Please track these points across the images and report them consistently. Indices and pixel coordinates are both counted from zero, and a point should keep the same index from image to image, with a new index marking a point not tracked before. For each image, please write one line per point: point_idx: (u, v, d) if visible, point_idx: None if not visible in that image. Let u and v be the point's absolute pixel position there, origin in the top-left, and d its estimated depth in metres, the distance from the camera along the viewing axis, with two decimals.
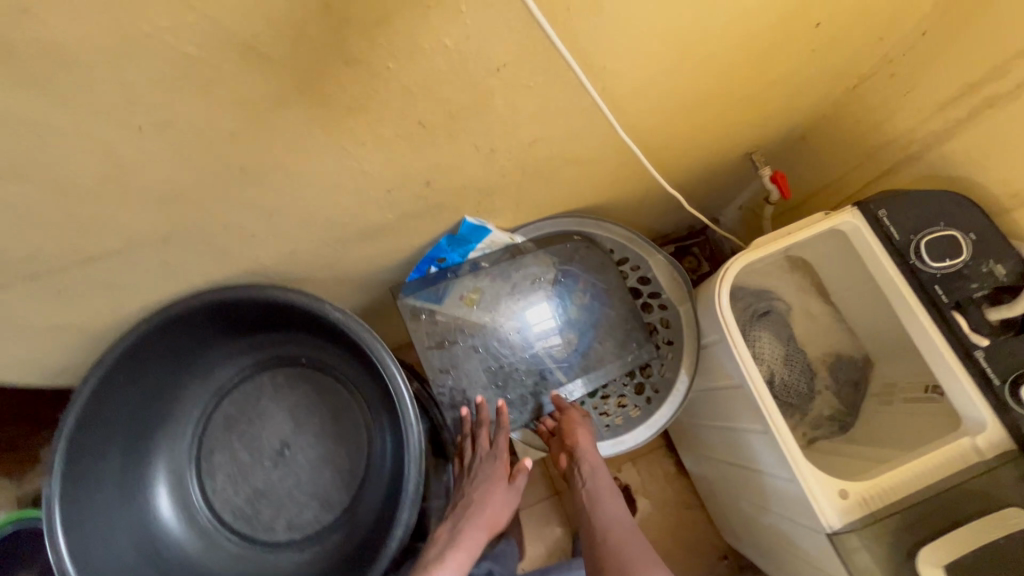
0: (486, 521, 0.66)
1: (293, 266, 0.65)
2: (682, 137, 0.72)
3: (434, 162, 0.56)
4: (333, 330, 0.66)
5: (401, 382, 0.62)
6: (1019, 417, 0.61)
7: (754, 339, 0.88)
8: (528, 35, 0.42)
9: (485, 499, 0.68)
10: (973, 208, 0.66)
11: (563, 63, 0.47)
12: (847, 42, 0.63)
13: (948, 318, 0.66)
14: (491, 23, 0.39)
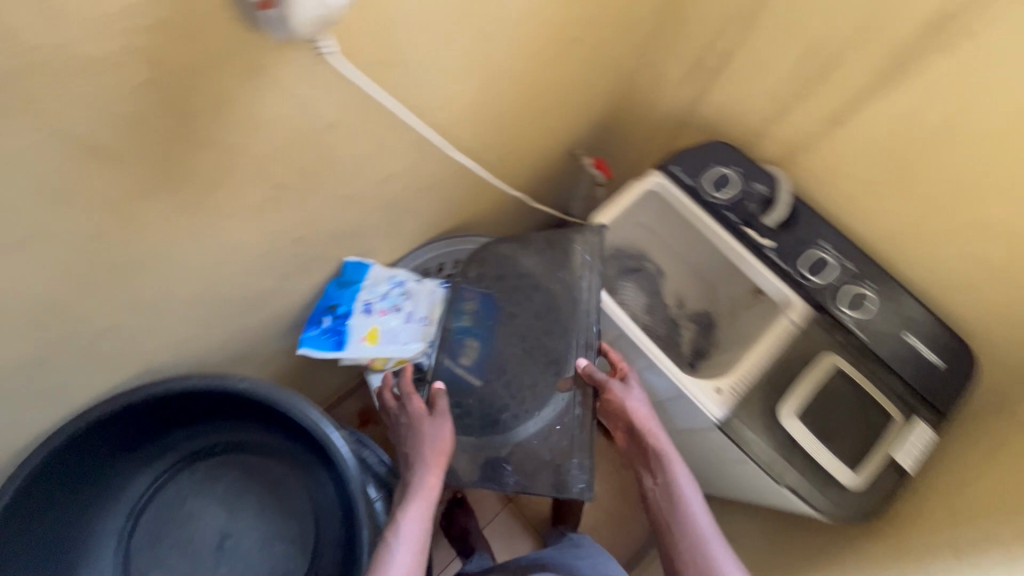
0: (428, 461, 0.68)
1: (186, 354, 0.66)
2: (512, 149, 0.85)
3: (302, 219, 0.61)
4: (244, 404, 0.67)
5: (334, 432, 0.64)
6: (809, 288, 0.81)
7: (620, 288, 1.02)
8: (351, 92, 0.50)
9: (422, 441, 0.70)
10: (730, 148, 0.86)
11: (389, 109, 0.56)
12: (604, 50, 0.81)
13: (742, 232, 0.85)
14: (320, 89, 0.47)
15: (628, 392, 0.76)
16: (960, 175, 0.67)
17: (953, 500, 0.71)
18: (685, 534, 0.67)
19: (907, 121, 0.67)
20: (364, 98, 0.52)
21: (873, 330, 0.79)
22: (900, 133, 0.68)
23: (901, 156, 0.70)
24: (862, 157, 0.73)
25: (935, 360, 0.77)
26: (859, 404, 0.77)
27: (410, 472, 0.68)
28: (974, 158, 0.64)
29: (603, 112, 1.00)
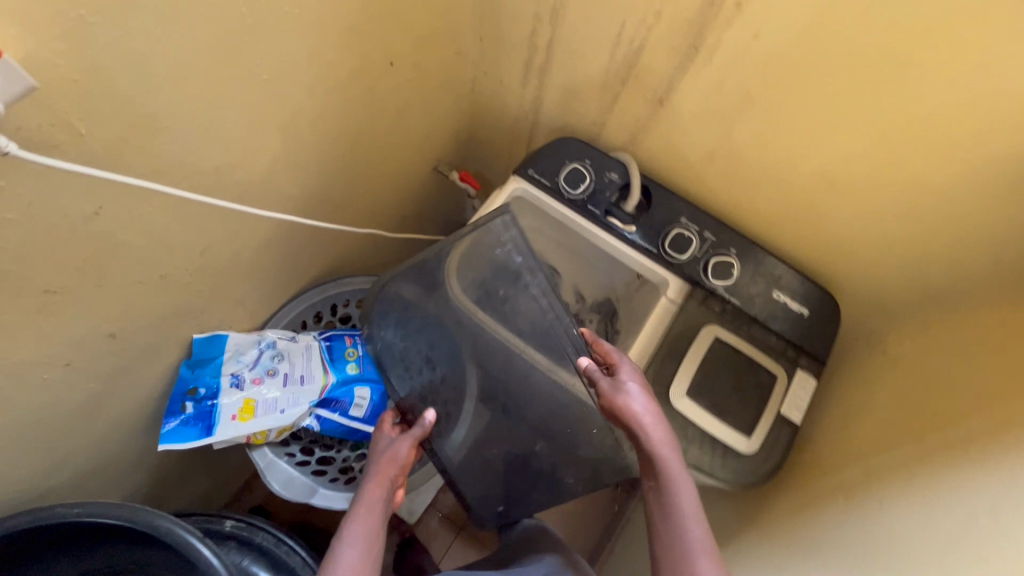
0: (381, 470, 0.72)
1: (13, 488, 0.58)
2: (355, 181, 0.83)
3: (109, 314, 0.56)
4: (84, 533, 0.60)
5: (201, 544, 0.56)
6: (678, 265, 0.82)
7: None
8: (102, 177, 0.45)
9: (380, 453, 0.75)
10: (577, 141, 0.85)
11: (170, 181, 0.51)
12: (426, 67, 0.80)
13: (606, 222, 0.85)
14: (58, 182, 0.42)
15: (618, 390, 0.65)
16: (771, 142, 0.69)
17: (838, 443, 0.74)
18: (672, 544, 0.59)
19: (711, 101, 0.68)
20: (121, 182, 0.47)
21: (742, 294, 0.81)
22: (711, 112, 0.69)
23: (719, 132, 0.71)
24: (688, 135, 0.74)
25: (801, 310, 0.80)
26: (742, 368, 0.79)
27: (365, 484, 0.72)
28: (778, 124, 0.66)
29: (451, 125, 0.99)
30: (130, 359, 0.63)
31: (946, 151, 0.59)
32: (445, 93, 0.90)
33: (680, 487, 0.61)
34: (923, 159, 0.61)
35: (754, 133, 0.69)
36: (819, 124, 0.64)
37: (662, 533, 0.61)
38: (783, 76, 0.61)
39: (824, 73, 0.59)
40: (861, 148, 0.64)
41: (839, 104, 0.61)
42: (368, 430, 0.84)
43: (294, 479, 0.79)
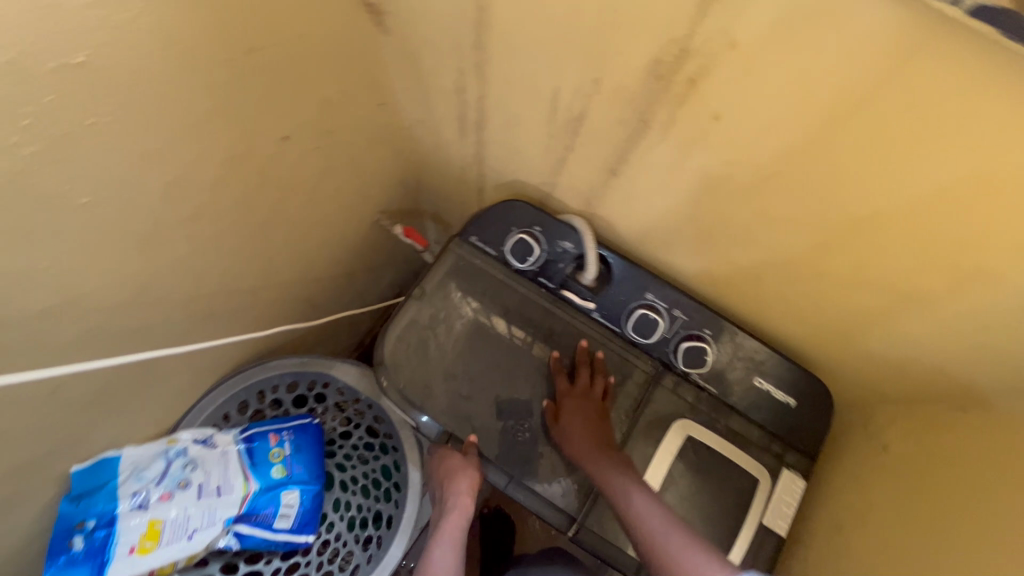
0: (463, 492, 0.68)
1: None
2: (271, 262, 0.72)
3: None
4: None
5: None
6: (644, 347, 0.72)
7: None
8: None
9: (453, 480, 0.68)
10: (525, 206, 0.73)
11: None
12: (341, 130, 0.68)
13: (562, 297, 0.74)
14: None
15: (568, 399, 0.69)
16: (743, 228, 0.57)
17: (827, 562, 0.64)
18: (652, 554, 0.57)
19: (671, 179, 0.56)
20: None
21: (718, 381, 0.71)
22: (670, 191, 0.57)
23: (683, 210, 0.59)
24: (649, 209, 0.62)
25: (787, 401, 0.69)
26: (719, 470, 0.69)
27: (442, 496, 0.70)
28: (750, 211, 0.54)
29: (393, 177, 0.87)
30: None
31: (947, 273, 0.47)
32: (376, 147, 0.78)
33: (634, 497, 0.61)
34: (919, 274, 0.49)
35: (723, 217, 0.57)
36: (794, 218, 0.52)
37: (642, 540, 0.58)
38: (752, 164, 0.48)
39: (799, 167, 0.46)
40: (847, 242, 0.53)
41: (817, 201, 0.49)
42: (299, 540, 0.75)
43: None
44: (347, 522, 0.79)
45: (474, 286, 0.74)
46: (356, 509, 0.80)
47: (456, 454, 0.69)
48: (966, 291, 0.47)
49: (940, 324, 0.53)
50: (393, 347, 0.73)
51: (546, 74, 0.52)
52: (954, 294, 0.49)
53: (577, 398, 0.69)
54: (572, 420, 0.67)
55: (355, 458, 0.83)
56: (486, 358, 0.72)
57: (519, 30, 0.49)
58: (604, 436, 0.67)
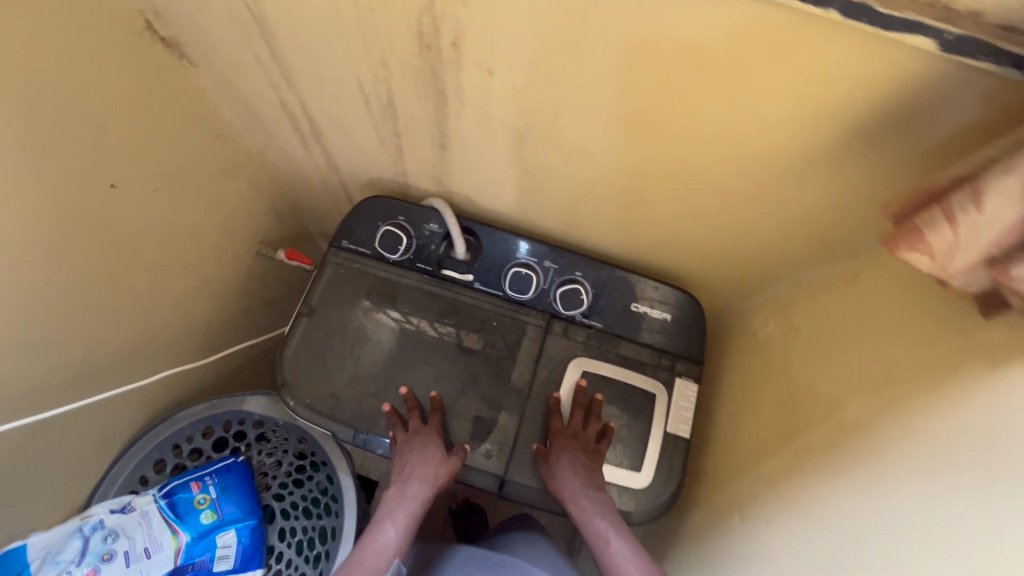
0: (422, 477, 0.67)
1: None
2: (145, 314, 0.72)
3: None
4: None
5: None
6: (527, 303, 0.76)
7: None
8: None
9: (424, 465, 0.67)
10: (384, 200, 0.76)
11: None
12: (179, 168, 0.69)
13: (441, 276, 0.77)
14: None
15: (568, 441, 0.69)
16: (568, 171, 0.62)
17: (729, 453, 0.70)
18: None
19: (490, 140, 0.60)
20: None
21: (600, 315, 0.76)
22: (493, 149, 0.62)
23: (514, 165, 0.64)
24: (488, 171, 0.67)
25: (663, 316, 0.75)
26: (618, 396, 0.74)
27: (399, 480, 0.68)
28: (565, 153, 0.59)
29: (261, 205, 0.88)
30: None
31: (726, 164, 0.54)
32: (229, 179, 0.78)
33: (614, 546, 0.61)
34: (710, 171, 0.55)
35: (546, 162, 0.62)
36: (599, 149, 0.57)
37: None
38: (542, 110, 0.53)
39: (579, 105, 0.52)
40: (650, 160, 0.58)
41: (604, 131, 0.54)
42: None
43: None
44: (295, 547, 0.80)
45: (354, 287, 0.76)
46: (301, 532, 0.81)
47: (436, 446, 0.68)
48: (749, 175, 0.54)
49: (747, 213, 0.60)
50: (292, 366, 0.72)
51: (339, 69, 0.55)
52: (741, 181, 0.55)
53: (567, 439, 0.68)
54: (564, 457, 0.67)
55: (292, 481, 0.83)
56: (386, 353, 0.73)
57: (297, 32, 0.51)
58: (595, 480, 0.68)
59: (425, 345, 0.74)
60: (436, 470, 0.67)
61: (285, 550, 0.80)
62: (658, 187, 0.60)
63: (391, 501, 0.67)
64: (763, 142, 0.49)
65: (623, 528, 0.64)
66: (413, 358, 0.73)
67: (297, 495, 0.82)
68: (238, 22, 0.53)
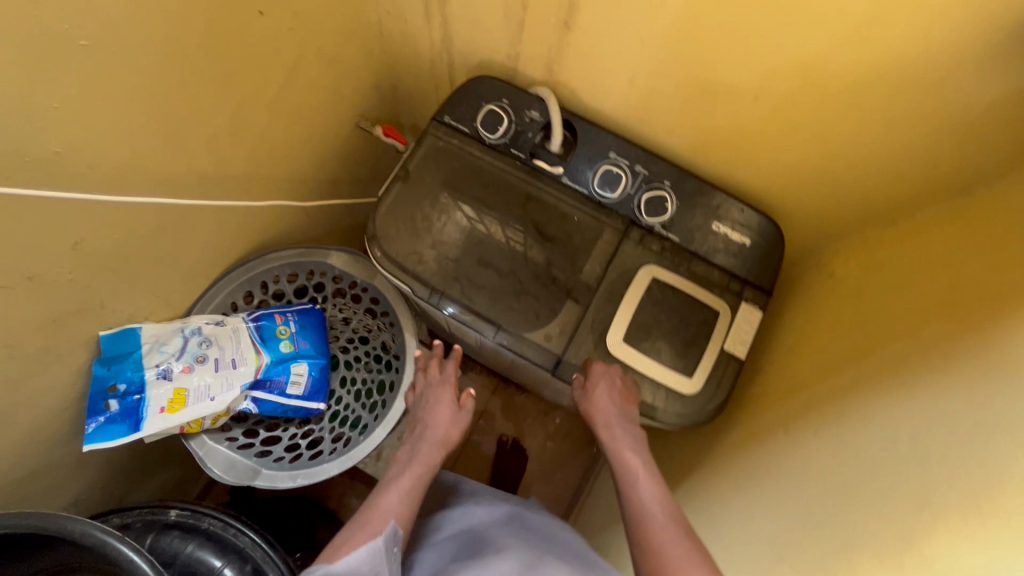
0: (434, 442, 0.75)
1: None
2: (264, 149, 0.78)
3: None
4: (41, 542, 0.58)
5: (120, 543, 0.56)
6: (610, 206, 0.78)
7: None
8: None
9: (434, 411, 0.78)
10: (493, 80, 0.78)
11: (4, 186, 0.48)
12: (316, 11, 0.72)
13: (533, 166, 0.79)
14: None
15: (598, 380, 0.72)
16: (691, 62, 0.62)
17: (780, 376, 0.72)
18: (643, 540, 0.57)
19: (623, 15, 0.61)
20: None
21: (678, 230, 0.77)
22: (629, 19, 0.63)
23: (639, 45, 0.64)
24: (608, 55, 0.68)
25: (742, 241, 0.76)
26: (685, 307, 0.75)
27: (413, 439, 0.76)
28: (698, 31, 0.59)
29: (370, 75, 0.92)
30: (22, 370, 0.60)
31: (879, 48, 0.53)
32: (348, 39, 0.82)
33: (645, 489, 0.63)
34: (855, 59, 0.55)
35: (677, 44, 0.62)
36: (738, 31, 0.57)
37: (636, 530, 0.59)
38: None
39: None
40: (780, 55, 0.58)
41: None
42: (311, 406, 0.83)
43: (236, 462, 0.78)
44: (353, 394, 0.88)
45: (449, 161, 0.79)
46: (360, 383, 0.89)
47: (446, 405, 0.79)
48: (900, 64, 0.53)
49: (875, 118, 0.59)
50: (383, 222, 0.77)
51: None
52: (885, 76, 0.55)
53: (606, 371, 0.72)
54: (598, 389, 0.71)
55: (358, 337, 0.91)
56: (469, 231, 0.77)
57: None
58: (628, 410, 0.72)
59: (506, 228, 0.77)
60: (444, 426, 0.77)
61: (345, 395, 0.88)
62: (786, 80, 0.60)
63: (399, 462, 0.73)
64: (935, 16, 0.48)
65: (653, 471, 0.67)
66: (495, 237, 0.77)
67: (359, 368, 0.89)
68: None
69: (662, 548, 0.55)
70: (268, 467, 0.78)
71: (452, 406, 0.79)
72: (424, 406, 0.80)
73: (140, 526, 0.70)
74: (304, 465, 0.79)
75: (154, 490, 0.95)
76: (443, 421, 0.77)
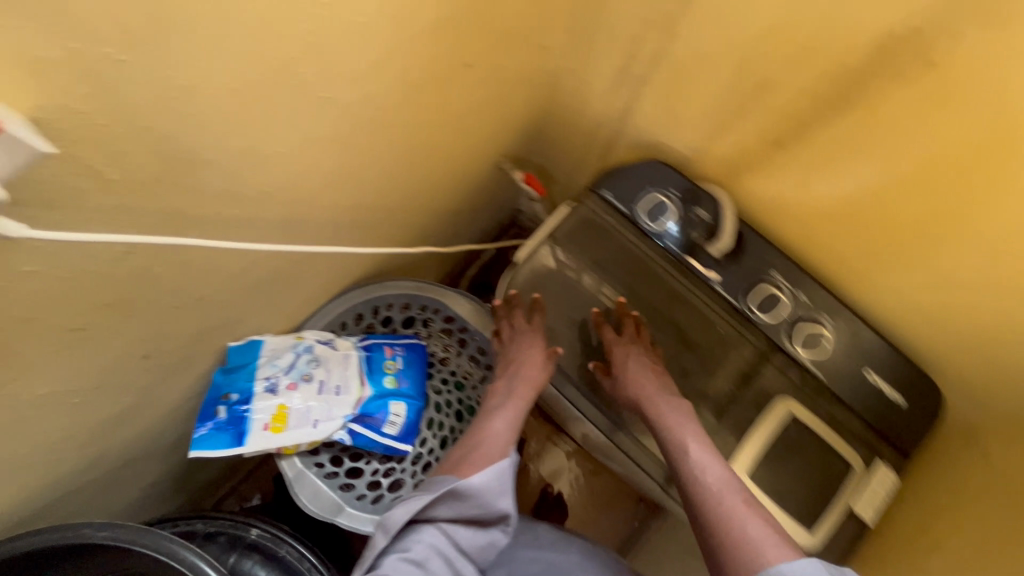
0: (529, 378, 0.72)
1: (55, 488, 0.59)
2: (417, 185, 0.76)
3: (149, 335, 0.52)
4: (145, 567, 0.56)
5: None
6: (759, 325, 0.74)
7: None
8: (118, 212, 0.38)
9: (525, 353, 0.74)
10: (667, 169, 0.74)
11: (209, 222, 0.46)
12: (509, 63, 0.69)
13: (686, 264, 0.76)
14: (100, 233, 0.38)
15: (624, 348, 0.73)
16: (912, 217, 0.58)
17: (904, 554, 0.67)
18: (712, 514, 0.56)
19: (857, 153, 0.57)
20: (127, 223, 0.39)
21: (828, 367, 0.72)
22: (862, 154, 0.58)
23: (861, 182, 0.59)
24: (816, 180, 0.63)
25: (896, 398, 0.70)
26: (815, 451, 0.71)
27: (501, 376, 0.75)
28: (941, 189, 0.55)
29: (526, 120, 0.89)
30: (153, 378, 0.59)
31: None
32: (524, 88, 0.78)
33: (695, 449, 0.63)
34: None
35: (908, 190, 0.57)
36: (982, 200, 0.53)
37: (698, 504, 0.59)
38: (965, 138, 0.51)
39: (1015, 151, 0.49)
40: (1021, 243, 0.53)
41: None
42: (400, 447, 0.80)
43: (321, 493, 0.77)
44: (438, 440, 0.85)
45: (595, 237, 0.78)
46: (448, 430, 0.86)
47: (537, 350, 0.74)
48: None
49: None
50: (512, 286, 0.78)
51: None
52: None
53: (628, 347, 0.73)
54: (627, 367, 0.71)
55: (456, 382, 0.89)
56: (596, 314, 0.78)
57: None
58: (665, 384, 0.72)
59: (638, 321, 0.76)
60: (533, 365, 0.73)
61: (431, 439, 0.84)
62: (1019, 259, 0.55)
63: (500, 395, 0.73)
64: None
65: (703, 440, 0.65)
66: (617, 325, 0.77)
67: (449, 415, 0.86)
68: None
69: (731, 522, 0.55)
70: (352, 504, 0.77)
71: (542, 349, 0.74)
72: (511, 347, 0.76)
73: (224, 541, 0.70)
74: (386, 508, 0.77)
75: (215, 478, 0.94)
76: (534, 362, 0.73)
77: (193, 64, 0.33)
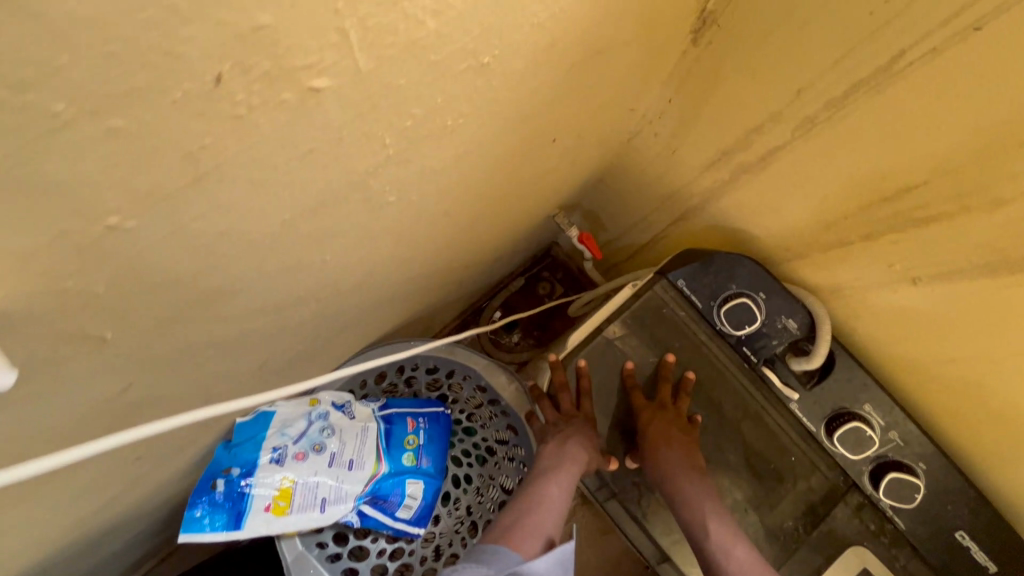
0: (577, 456, 0.63)
1: None
2: (459, 249, 0.65)
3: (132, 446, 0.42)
4: None
5: None
6: (837, 458, 0.65)
7: None
8: (114, 366, 0.28)
9: (574, 438, 0.65)
10: (757, 267, 0.63)
11: (217, 343, 0.36)
12: (589, 128, 0.58)
13: (761, 375, 0.66)
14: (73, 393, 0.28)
15: (653, 420, 0.64)
16: None
17: None
18: None
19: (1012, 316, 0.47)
20: (161, 431, 0.29)
21: (912, 519, 0.63)
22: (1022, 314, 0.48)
23: (1008, 344, 0.49)
24: (948, 327, 0.52)
25: (986, 565, 0.61)
26: None
27: (552, 439, 0.66)
28: None
29: (587, 177, 0.78)
30: (142, 471, 0.50)
31: None
32: (597, 148, 0.67)
33: (731, 544, 0.56)
34: None
35: None
36: None
37: None
38: None
39: None
40: None
41: None
42: (413, 530, 0.73)
43: None
44: (453, 520, 0.77)
45: (662, 329, 0.67)
46: (464, 510, 0.78)
47: (583, 436, 0.65)
48: None
49: None
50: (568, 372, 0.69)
51: (948, 153, 0.41)
52: None
53: (657, 418, 0.64)
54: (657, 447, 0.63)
55: (478, 457, 0.80)
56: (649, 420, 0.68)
57: (977, 87, 0.37)
58: (694, 461, 0.63)
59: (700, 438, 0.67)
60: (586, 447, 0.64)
61: (446, 518, 0.77)
62: None
63: (550, 460, 0.64)
64: None
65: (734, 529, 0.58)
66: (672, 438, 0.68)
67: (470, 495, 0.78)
68: (879, 44, 0.39)
69: None
70: None
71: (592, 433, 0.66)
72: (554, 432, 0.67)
73: None
74: None
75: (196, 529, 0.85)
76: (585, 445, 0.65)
77: (230, 213, 0.24)
